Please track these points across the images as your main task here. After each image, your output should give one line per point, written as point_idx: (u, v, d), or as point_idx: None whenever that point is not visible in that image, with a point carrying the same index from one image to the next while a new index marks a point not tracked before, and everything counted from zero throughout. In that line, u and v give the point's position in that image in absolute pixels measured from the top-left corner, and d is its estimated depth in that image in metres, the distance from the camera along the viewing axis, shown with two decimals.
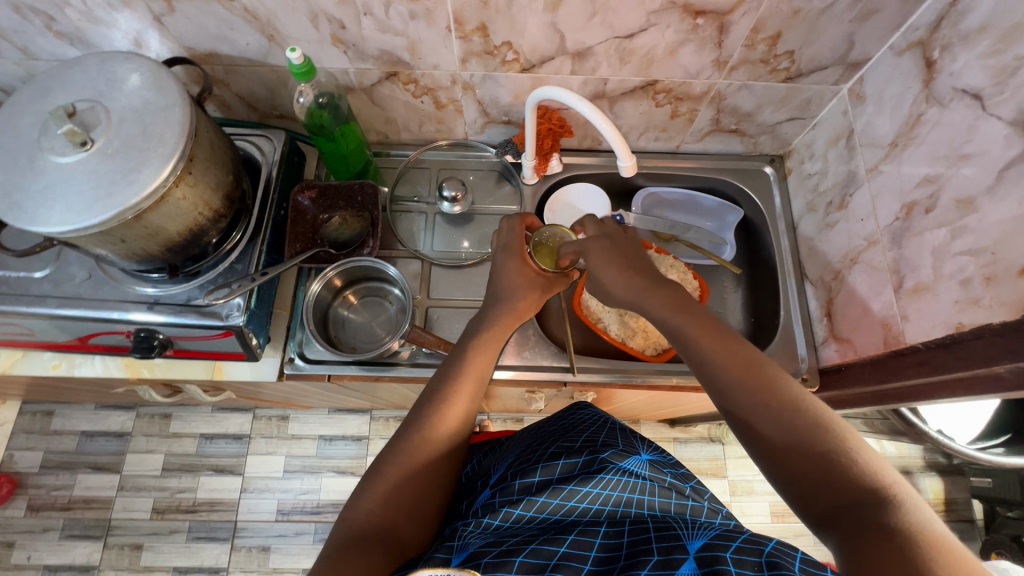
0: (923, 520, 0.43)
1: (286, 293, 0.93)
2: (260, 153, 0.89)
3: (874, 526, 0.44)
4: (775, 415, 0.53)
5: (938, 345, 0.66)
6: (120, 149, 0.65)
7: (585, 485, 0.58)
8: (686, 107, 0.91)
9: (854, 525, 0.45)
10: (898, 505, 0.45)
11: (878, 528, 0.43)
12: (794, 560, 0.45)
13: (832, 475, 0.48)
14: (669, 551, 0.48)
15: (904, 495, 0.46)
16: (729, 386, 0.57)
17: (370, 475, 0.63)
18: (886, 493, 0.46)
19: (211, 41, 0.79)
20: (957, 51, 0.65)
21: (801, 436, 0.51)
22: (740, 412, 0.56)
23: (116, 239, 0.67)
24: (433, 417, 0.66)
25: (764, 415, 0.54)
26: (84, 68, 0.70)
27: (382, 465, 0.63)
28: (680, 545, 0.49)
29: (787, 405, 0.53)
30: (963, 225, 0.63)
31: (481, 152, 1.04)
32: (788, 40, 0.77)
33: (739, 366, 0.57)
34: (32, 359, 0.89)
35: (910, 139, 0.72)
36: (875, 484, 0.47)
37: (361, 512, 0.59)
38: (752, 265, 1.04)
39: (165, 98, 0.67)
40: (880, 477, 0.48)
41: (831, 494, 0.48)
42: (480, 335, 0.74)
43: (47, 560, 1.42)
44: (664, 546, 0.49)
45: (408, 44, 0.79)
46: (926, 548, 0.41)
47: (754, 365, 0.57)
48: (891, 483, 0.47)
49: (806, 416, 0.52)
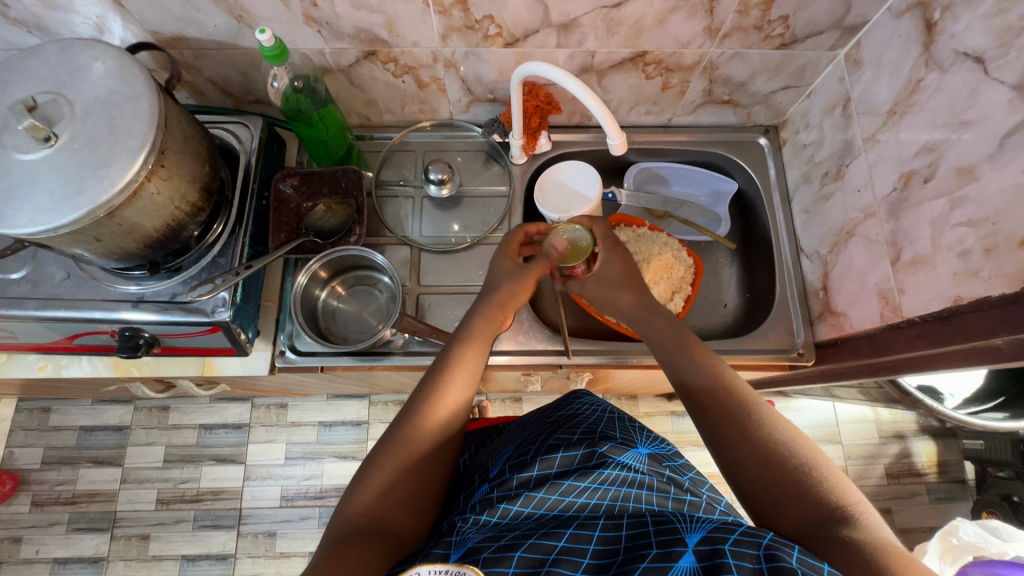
0: (888, 538, 0.47)
1: (273, 286, 0.91)
2: (238, 141, 0.86)
3: (842, 543, 0.47)
4: (750, 432, 0.57)
5: (935, 318, 0.65)
6: (87, 143, 0.62)
7: (583, 480, 0.58)
8: (677, 78, 0.88)
9: (820, 542, 0.48)
10: (862, 524, 0.48)
11: (845, 543, 0.46)
12: (792, 551, 0.45)
13: (801, 491, 0.52)
14: (668, 544, 0.48)
15: (866, 515, 0.49)
16: (711, 403, 0.61)
17: (367, 466, 0.62)
18: (851, 511, 0.49)
19: (177, 23, 0.75)
20: (960, 11, 0.62)
21: (773, 450, 0.54)
22: (713, 425, 0.59)
23: (90, 238, 0.65)
24: (428, 407, 0.65)
25: (738, 428, 0.57)
26: (43, 57, 0.67)
27: (378, 457, 0.63)
28: (680, 538, 0.49)
29: (760, 421, 0.57)
30: (962, 195, 0.61)
31: (467, 131, 1.00)
32: (782, 5, 0.74)
33: (718, 383, 0.62)
34: (17, 361, 0.87)
35: (909, 106, 0.70)
36: (841, 503, 0.50)
37: (359, 503, 0.59)
38: (746, 239, 1.03)
39: (132, 87, 0.64)
40: (848, 497, 0.51)
41: (800, 510, 0.51)
42: (474, 327, 0.74)
43: (56, 553, 1.44)
44: (664, 539, 0.49)
45: (385, 20, 0.75)
46: (889, 559, 0.44)
47: (733, 383, 0.62)
48: (856, 503, 0.50)
49: (779, 432, 0.56)
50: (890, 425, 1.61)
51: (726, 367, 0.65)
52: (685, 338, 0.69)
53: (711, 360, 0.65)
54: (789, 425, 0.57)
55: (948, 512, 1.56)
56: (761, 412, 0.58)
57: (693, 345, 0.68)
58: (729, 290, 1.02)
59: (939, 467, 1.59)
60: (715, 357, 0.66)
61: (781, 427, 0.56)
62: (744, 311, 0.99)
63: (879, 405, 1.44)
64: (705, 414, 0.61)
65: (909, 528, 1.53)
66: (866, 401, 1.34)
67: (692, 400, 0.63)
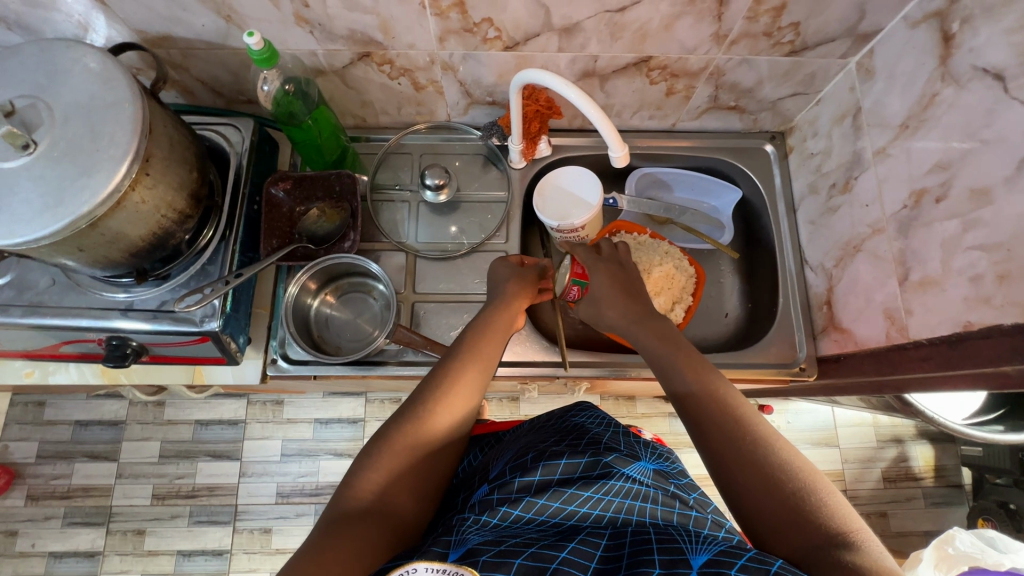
0: (890, 563, 0.46)
1: (265, 292, 0.89)
2: (228, 143, 0.83)
3: (845, 569, 0.45)
4: (748, 449, 0.55)
5: (943, 341, 0.63)
6: (67, 152, 0.60)
7: (586, 489, 0.57)
8: (682, 84, 0.85)
9: (822, 564, 0.46)
10: (863, 551, 0.46)
11: (848, 566, 0.45)
12: None
13: (800, 514, 0.50)
14: (671, 564, 0.47)
15: (866, 541, 0.48)
16: (708, 415, 0.59)
17: (377, 443, 0.62)
18: (851, 536, 0.48)
19: (163, 23, 0.72)
20: (979, 25, 0.59)
21: (772, 468, 0.53)
22: (708, 439, 0.58)
23: (73, 249, 0.63)
24: (441, 394, 0.65)
25: (736, 444, 0.56)
26: (22, 58, 0.64)
27: (387, 436, 0.62)
28: (683, 559, 0.47)
29: (758, 439, 0.56)
30: (976, 218, 0.59)
31: (466, 134, 0.98)
32: (793, 12, 0.71)
33: (715, 397, 0.60)
34: (5, 367, 0.85)
35: (923, 121, 0.67)
36: (842, 529, 0.49)
37: (365, 483, 0.59)
38: (749, 248, 1.00)
39: (114, 93, 0.62)
40: (848, 522, 0.49)
41: (799, 532, 0.49)
42: (490, 321, 0.74)
43: (51, 547, 1.44)
44: (667, 558, 0.47)
45: (380, 22, 0.72)
46: None
47: (730, 397, 0.60)
48: (857, 528, 0.49)
49: (777, 451, 0.54)
50: (888, 430, 1.60)
51: (723, 381, 0.63)
52: (679, 353, 0.67)
53: (707, 373, 0.63)
54: (786, 443, 0.56)
55: (944, 516, 1.56)
56: (759, 430, 0.56)
57: (689, 357, 0.66)
58: (731, 299, 1.00)
59: (936, 471, 1.59)
60: (712, 370, 0.64)
61: (779, 445, 0.55)
62: (746, 321, 0.97)
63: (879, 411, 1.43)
64: (702, 428, 0.59)
65: (904, 532, 1.54)
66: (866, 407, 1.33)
67: (687, 413, 0.61)
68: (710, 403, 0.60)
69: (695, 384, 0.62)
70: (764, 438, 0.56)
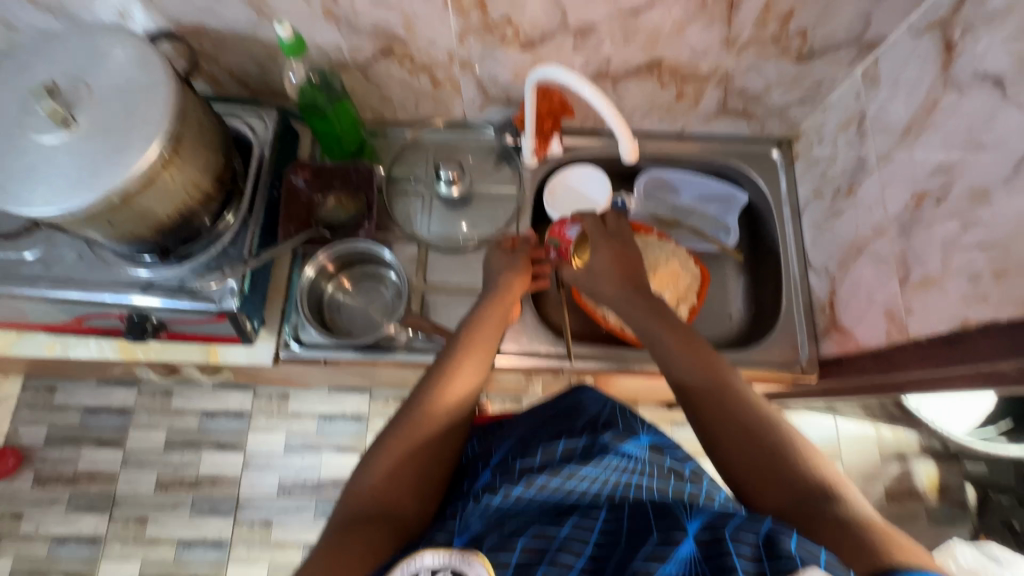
0: (874, 516, 0.48)
1: (280, 276, 0.92)
2: (252, 133, 0.87)
3: (834, 523, 0.47)
4: (737, 419, 0.57)
5: (941, 339, 0.65)
6: (103, 129, 0.63)
7: (586, 467, 0.60)
8: (692, 87, 0.88)
9: (810, 521, 0.48)
10: (847, 503, 0.49)
11: (833, 520, 0.47)
12: (793, 534, 0.43)
13: (788, 477, 0.52)
14: (670, 529, 0.48)
15: (851, 495, 0.50)
16: (698, 389, 0.61)
17: (376, 449, 0.63)
18: (837, 492, 0.50)
19: (198, 14, 0.76)
20: (980, 33, 0.62)
21: (760, 435, 0.55)
22: (699, 412, 0.59)
23: (103, 222, 0.66)
24: (433, 391, 0.67)
25: (725, 414, 0.58)
26: (64, 41, 0.67)
27: (385, 440, 0.64)
28: (682, 524, 0.49)
29: (746, 409, 0.57)
30: (975, 218, 0.61)
31: (480, 132, 1.01)
32: (800, 19, 0.73)
33: (704, 370, 0.62)
34: (27, 340, 0.88)
35: (924, 126, 0.69)
36: (826, 484, 0.51)
37: (366, 488, 0.60)
38: (755, 251, 1.02)
39: (150, 76, 0.65)
40: (833, 480, 0.52)
41: (788, 492, 0.51)
42: (482, 318, 0.75)
43: (55, 531, 1.46)
44: (665, 525, 0.49)
45: (404, 18, 0.75)
46: (880, 536, 0.45)
47: (718, 369, 0.62)
48: (842, 485, 0.51)
49: (765, 419, 0.56)
50: (891, 445, 1.59)
51: (711, 353, 0.64)
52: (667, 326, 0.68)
53: (695, 346, 0.65)
54: (773, 411, 0.58)
55: (947, 535, 1.54)
56: (746, 399, 0.58)
57: (677, 330, 0.67)
58: (735, 301, 1.00)
59: (940, 489, 1.58)
60: (701, 343, 0.66)
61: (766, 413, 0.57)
62: (749, 322, 0.99)
63: (882, 424, 1.43)
64: (693, 401, 0.60)
65: None
66: (869, 419, 1.34)
67: (678, 389, 0.63)
68: (699, 375, 0.62)
69: (684, 358, 0.64)
70: (751, 408, 0.58)
